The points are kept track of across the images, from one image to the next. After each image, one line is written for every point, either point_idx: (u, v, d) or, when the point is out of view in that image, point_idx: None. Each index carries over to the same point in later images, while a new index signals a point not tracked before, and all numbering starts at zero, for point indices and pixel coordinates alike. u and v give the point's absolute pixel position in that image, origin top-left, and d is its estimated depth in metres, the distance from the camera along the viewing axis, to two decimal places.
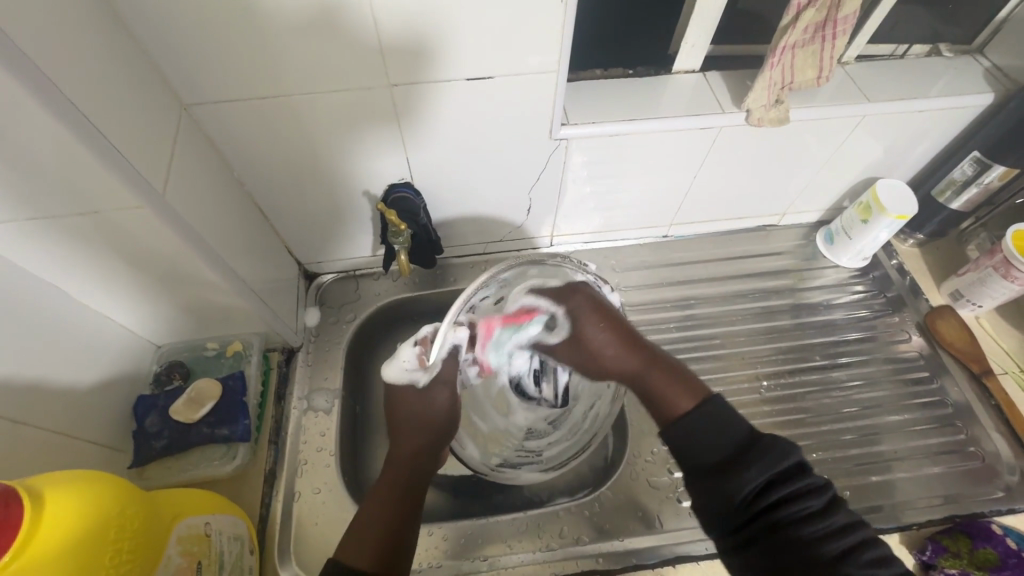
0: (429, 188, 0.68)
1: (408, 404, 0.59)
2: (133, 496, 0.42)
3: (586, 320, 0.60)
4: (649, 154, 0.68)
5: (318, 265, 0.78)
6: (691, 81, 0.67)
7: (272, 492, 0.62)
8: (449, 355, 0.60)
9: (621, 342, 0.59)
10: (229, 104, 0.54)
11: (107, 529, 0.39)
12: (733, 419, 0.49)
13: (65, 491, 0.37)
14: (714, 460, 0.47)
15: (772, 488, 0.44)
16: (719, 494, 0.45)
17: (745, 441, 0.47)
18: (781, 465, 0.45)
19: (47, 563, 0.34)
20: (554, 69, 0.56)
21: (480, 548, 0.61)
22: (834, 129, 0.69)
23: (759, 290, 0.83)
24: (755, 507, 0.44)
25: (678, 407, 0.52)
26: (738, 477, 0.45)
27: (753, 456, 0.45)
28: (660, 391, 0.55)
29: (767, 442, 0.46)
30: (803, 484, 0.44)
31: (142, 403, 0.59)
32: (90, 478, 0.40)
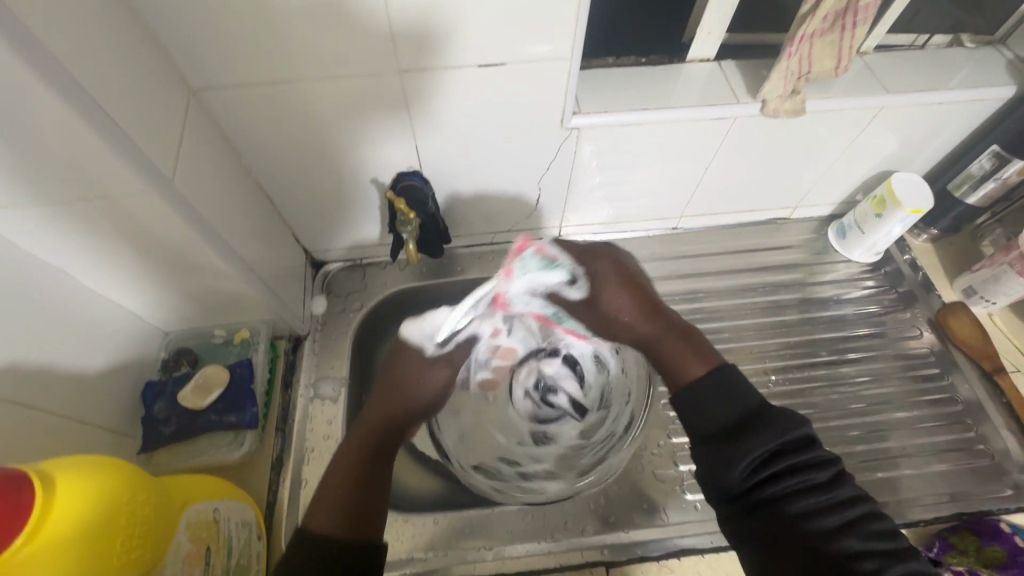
0: (438, 177, 0.68)
1: (408, 367, 0.63)
2: (144, 482, 0.42)
3: (607, 285, 0.59)
4: (660, 144, 0.67)
5: (325, 253, 0.78)
6: (706, 70, 0.66)
7: (278, 479, 0.63)
8: (461, 339, 0.67)
9: (644, 309, 0.59)
10: (238, 89, 0.53)
11: (118, 514, 0.39)
12: (746, 391, 0.48)
13: (77, 477, 0.37)
14: (726, 424, 0.47)
15: (783, 456, 0.44)
16: (723, 460, 0.45)
17: (755, 410, 0.47)
18: (791, 436, 0.45)
19: (56, 549, 0.35)
20: (567, 57, 0.55)
21: (485, 538, 0.61)
22: (850, 120, 0.67)
23: (768, 284, 0.82)
24: (765, 474, 0.44)
25: (691, 373, 0.52)
26: (751, 444, 0.44)
27: (763, 424, 0.45)
28: (675, 359, 0.54)
29: (779, 412, 0.46)
30: (810, 455, 0.45)
31: (151, 389, 0.59)
32: (102, 463, 0.40)
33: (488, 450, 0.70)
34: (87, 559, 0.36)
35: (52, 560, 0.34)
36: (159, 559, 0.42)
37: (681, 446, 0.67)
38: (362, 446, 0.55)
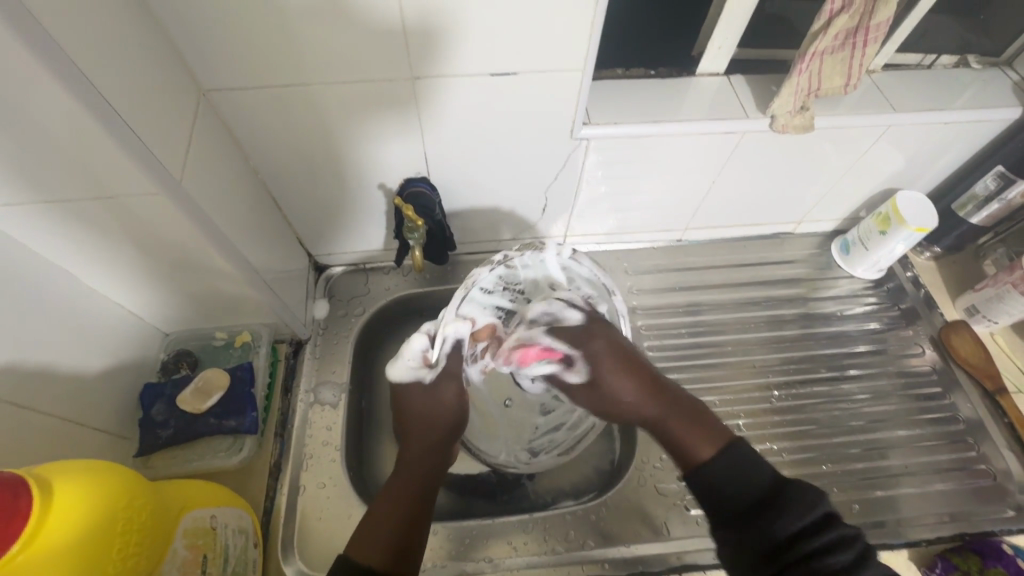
0: (445, 184, 0.67)
1: (416, 402, 0.62)
2: (142, 489, 0.42)
3: (603, 366, 0.59)
4: (669, 156, 0.67)
5: (328, 257, 0.77)
6: (715, 84, 0.66)
7: (276, 485, 0.62)
8: (452, 350, 0.63)
9: (647, 386, 0.58)
10: (248, 91, 0.53)
11: (117, 521, 0.38)
12: (758, 468, 0.49)
13: (75, 483, 0.36)
14: (743, 504, 0.47)
15: (805, 535, 0.43)
16: (750, 542, 0.45)
17: (772, 487, 0.47)
18: (812, 514, 0.44)
19: (53, 556, 0.34)
20: (579, 67, 0.55)
21: (486, 549, 0.60)
22: (857, 138, 0.68)
23: (771, 298, 0.82)
24: (785, 555, 0.43)
25: (698, 455, 0.52)
26: (768, 522, 0.45)
27: (783, 503, 0.45)
28: (682, 437, 0.54)
29: (796, 489, 0.46)
30: (835, 535, 0.43)
31: (149, 391, 0.59)
32: (101, 469, 0.39)
33: (522, 435, 0.69)
34: (83, 567, 0.35)
35: (47, 568, 0.33)
36: (155, 569, 0.41)
37: None
38: (407, 492, 0.55)
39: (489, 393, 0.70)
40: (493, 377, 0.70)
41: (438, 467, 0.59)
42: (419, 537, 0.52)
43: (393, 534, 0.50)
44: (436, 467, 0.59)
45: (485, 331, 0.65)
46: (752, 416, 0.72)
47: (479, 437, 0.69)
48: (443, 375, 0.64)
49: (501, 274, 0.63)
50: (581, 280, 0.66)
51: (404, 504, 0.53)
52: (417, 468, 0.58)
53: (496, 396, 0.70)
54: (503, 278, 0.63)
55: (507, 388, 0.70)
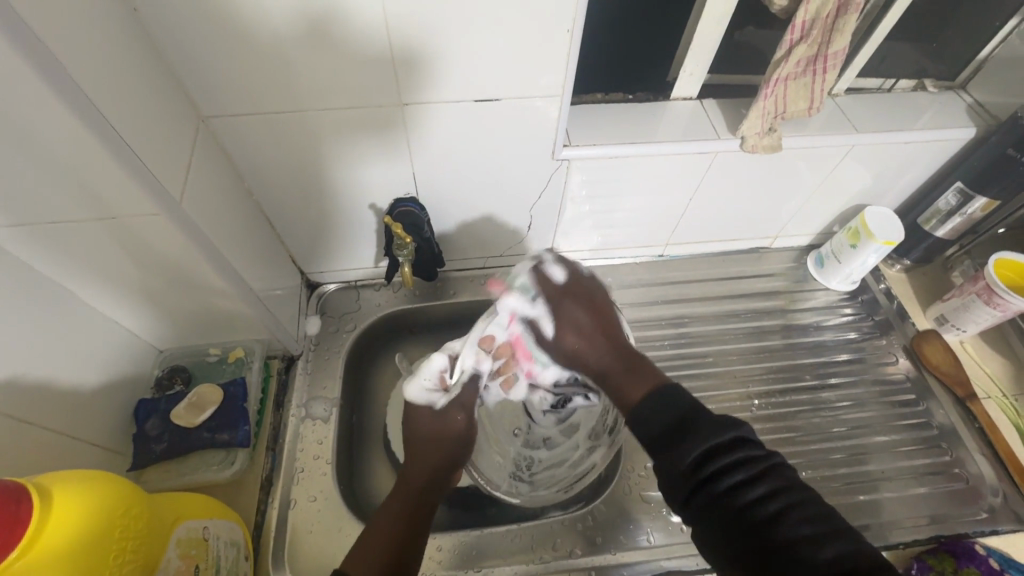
0: (433, 203, 0.70)
1: (422, 427, 0.64)
2: (135, 524, 0.42)
3: (562, 323, 0.64)
4: (646, 175, 0.70)
5: (320, 275, 0.80)
6: (689, 108, 0.70)
7: (267, 499, 0.63)
8: (468, 380, 0.67)
9: (599, 342, 0.61)
10: (245, 117, 0.55)
11: (104, 555, 0.38)
12: (680, 399, 0.49)
13: (73, 492, 0.38)
14: (661, 432, 0.48)
15: (716, 456, 0.44)
16: (670, 464, 0.45)
17: (689, 416, 0.47)
18: (721, 436, 0.44)
19: (37, 572, 0.34)
20: (558, 94, 0.58)
21: (473, 559, 0.61)
22: (825, 157, 0.72)
23: (751, 310, 0.85)
24: (699, 477, 0.44)
25: (629, 399, 0.54)
26: (681, 448, 0.45)
27: (694, 429, 0.46)
28: (620, 384, 0.56)
29: (712, 416, 0.46)
30: (745, 454, 0.43)
31: (143, 407, 0.59)
32: (100, 478, 0.41)
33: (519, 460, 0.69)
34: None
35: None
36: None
37: None
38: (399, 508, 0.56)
39: (500, 418, 0.71)
40: (505, 404, 0.71)
41: (436, 487, 0.60)
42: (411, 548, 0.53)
43: (387, 551, 0.51)
44: (432, 487, 0.60)
45: (502, 348, 0.69)
46: None
47: (484, 462, 0.69)
48: (453, 404, 0.66)
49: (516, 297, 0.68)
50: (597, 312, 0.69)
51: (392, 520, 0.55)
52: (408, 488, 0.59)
53: (507, 426, 0.71)
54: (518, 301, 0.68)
55: (519, 418, 0.71)
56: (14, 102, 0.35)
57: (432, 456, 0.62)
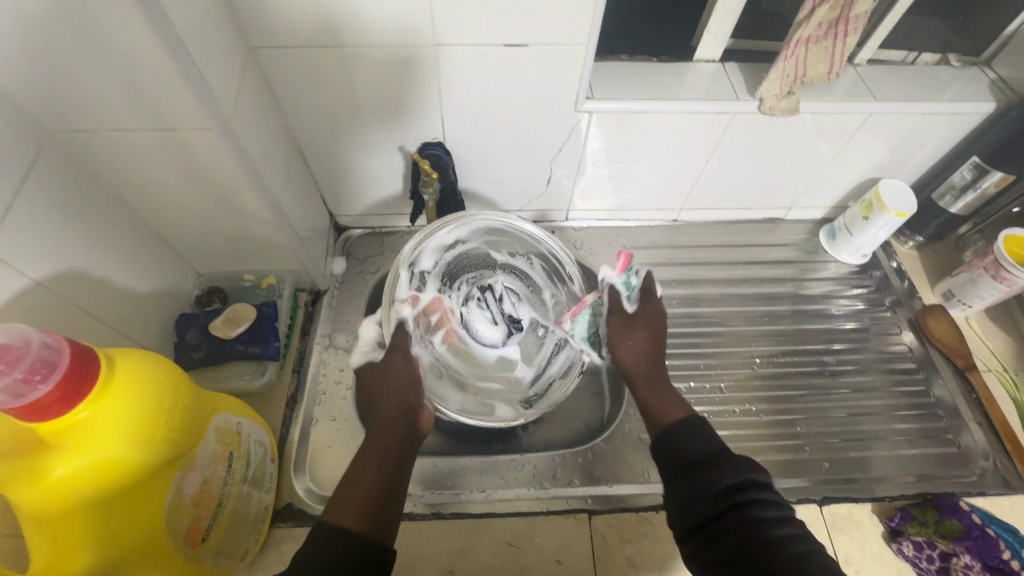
0: (459, 151, 0.73)
1: (371, 376, 0.62)
2: (185, 397, 0.45)
3: (627, 330, 0.65)
4: (666, 133, 0.72)
5: (347, 218, 0.84)
6: (711, 70, 0.72)
7: (292, 414, 0.68)
8: (398, 329, 0.65)
9: (654, 356, 0.63)
10: (288, 50, 0.58)
11: (158, 416, 0.42)
12: (711, 440, 0.51)
13: (136, 366, 0.42)
14: (692, 459, 0.50)
15: (743, 490, 0.46)
16: (693, 494, 0.47)
17: (718, 450, 0.50)
18: (749, 474, 0.47)
19: (100, 425, 0.39)
20: (584, 44, 0.59)
21: (479, 481, 0.65)
22: (843, 125, 0.73)
23: (760, 277, 0.87)
24: (722, 504, 0.46)
25: (659, 420, 0.56)
26: (708, 477, 0.47)
27: (724, 462, 0.48)
28: (656, 401, 0.58)
29: (740, 456, 0.48)
30: (766, 496, 0.46)
31: (184, 319, 0.65)
32: (160, 359, 0.44)
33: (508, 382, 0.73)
34: (124, 443, 0.39)
35: (93, 435, 0.38)
36: (197, 453, 0.47)
37: None
38: (376, 463, 0.52)
39: (461, 364, 0.72)
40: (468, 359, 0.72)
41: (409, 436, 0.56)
42: (394, 504, 0.50)
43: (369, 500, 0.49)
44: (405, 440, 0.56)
45: (432, 304, 0.71)
46: (734, 381, 0.77)
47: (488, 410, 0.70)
48: (391, 350, 0.63)
49: (415, 257, 0.70)
50: (473, 238, 0.75)
51: (376, 477, 0.51)
52: (381, 444, 0.54)
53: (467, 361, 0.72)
54: (411, 263, 0.70)
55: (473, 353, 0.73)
56: (93, 6, 0.39)
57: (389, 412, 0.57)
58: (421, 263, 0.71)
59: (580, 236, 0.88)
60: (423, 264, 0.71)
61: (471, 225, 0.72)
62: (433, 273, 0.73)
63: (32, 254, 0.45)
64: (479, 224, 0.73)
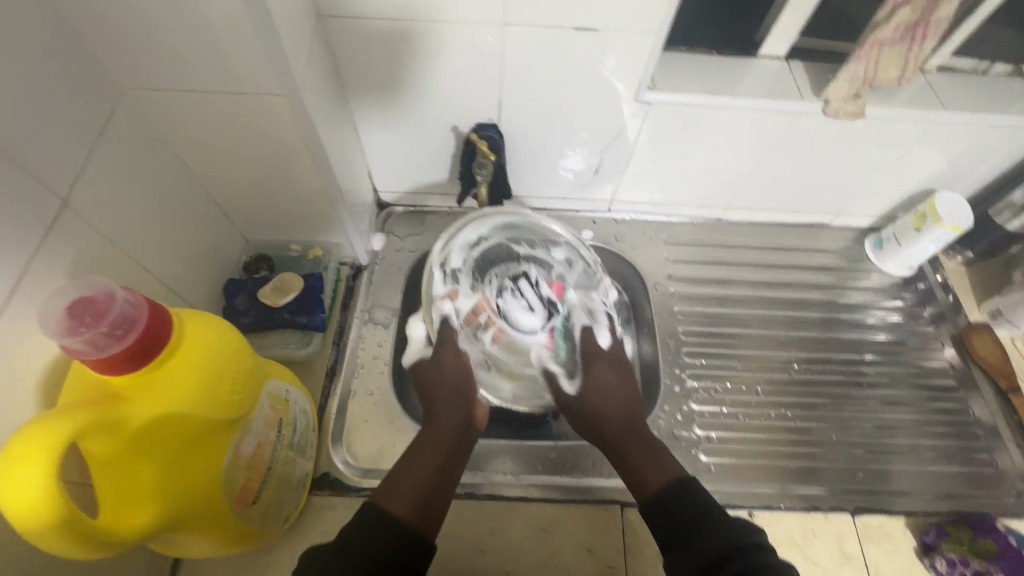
0: (512, 134, 0.72)
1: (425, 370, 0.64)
2: (245, 363, 0.45)
3: (595, 379, 0.65)
4: (724, 129, 0.71)
5: (390, 194, 0.83)
6: (774, 67, 0.70)
7: (330, 386, 0.69)
8: (446, 323, 0.65)
9: (621, 408, 0.63)
10: (355, 20, 0.57)
11: (217, 378, 0.42)
12: (699, 500, 0.50)
13: (202, 331, 0.42)
14: (681, 527, 0.49)
15: (738, 555, 0.44)
16: (686, 563, 0.46)
17: (705, 514, 0.49)
18: (739, 539, 0.46)
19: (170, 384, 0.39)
20: (654, 31, 0.58)
21: (512, 466, 0.66)
22: (907, 132, 0.71)
23: (801, 283, 0.86)
24: (716, 574, 0.44)
25: (647, 488, 0.54)
26: (698, 542, 0.47)
27: (712, 526, 0.47)
28: (638, 468, 0.56)
29: (730, 519, 0.48)
30: (765, 561, 0.44)
31: (233, 284, 0.65)
32: (223, 324, 0.45)
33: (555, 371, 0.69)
34: (185, 402, 0.39)
35: (165, 393, 0.39)
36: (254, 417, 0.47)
37: (699, 412, 0.74)
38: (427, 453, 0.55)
39: (513, 359, 0.68)
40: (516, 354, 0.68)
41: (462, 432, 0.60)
42: (440, 492, 0.53)
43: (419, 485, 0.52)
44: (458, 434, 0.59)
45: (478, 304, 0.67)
46: (769, 385, 0.77)
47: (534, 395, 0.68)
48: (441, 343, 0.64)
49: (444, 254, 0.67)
50: (497, 232, 0.71)
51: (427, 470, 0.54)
52: (437, 437, 0.58)
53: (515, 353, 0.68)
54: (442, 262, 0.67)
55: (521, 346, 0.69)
56: None
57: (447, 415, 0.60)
58: (453, 261, 0.68)
59: (621, 228, 0.87)
60: (454, 262, 0.68)
61: (490, 221, 0.71)
62: (465, 271, 0.68)
63: (99, 206, 0.46)
64: (499, 219, 0.71)
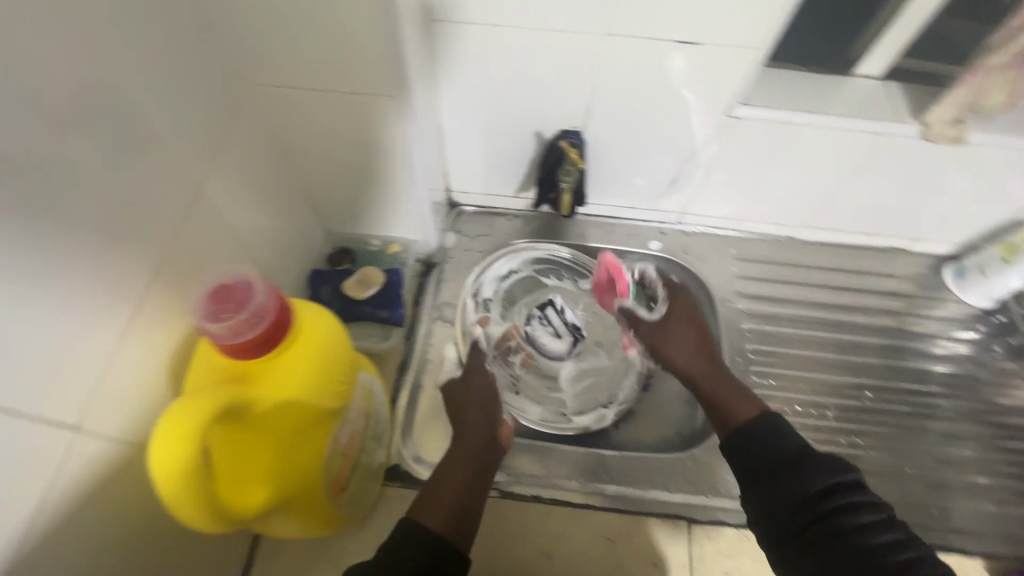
0: (595, 142, 0.72)
1: (453, 390, 0.66)
2: (348, 354, 0.47)
3: (673, 325, 0.66)
4: (811, 148, 0.70)
5: (462, 194, 0.84)
6: (868, 87, 0.69)
7: (402, 379, 0.70)
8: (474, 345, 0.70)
9: (699, 349, 0.64)
10: (461, 25, 0.58)
11: (328, 366, 0.43)
12: (789, 437, 0.51)
13: (314, 322, 0.44)
14: (771, 464, 0.50)
15: (829, 495, 0.47)
16: (778, 504, 0.48)
17: (795, 452, 0.50)
18: (832, 479, 0.47)
19: (292, 370, 0.41)
20: (758, 46, 0.58)
21: (580, 475, 0.66)
22: (1005, 161, 0.69)
23: (874, 307, 0.84)
24: (806, 513, 0.47)
25: (735, 419, 0.56)
26: (791, 482, 0.48)
27: (805, 467, 0.48)
28: (723, 401, 0.58)
29: (819, 457, 0.49)
30: (857, 500, 0.46)
31: (319, 275, 0.68)
32: (331, 316, 0.46)
33: (580, 395, 0.72)
34: (303, 390, 0.41)
35: (287, 378, 0.40)
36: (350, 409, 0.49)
37: None
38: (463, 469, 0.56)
39: (537, 383, 0.73)
40: (540, 378, 0.73)
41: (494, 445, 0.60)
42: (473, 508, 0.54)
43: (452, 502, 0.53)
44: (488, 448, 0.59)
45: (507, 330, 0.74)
46: (837, 410, 0.76)
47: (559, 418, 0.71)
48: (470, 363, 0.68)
49: (476, 286, 0.77)
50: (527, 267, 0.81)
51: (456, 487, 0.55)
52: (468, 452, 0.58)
53: (541, 376, 0.73)
54: (474, 292, 0.76)
55: (546, 368, 0.73)
56: None
57: (474, 432, 0.60)
58: (484, 292, 0.77)
59: (690, 241, 0.86)
60: (485, 292, 0.77)
61: (521, 257, 0.80)
62: (495, 300, 0.77)
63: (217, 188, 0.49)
64: (529, 255, 0.81)
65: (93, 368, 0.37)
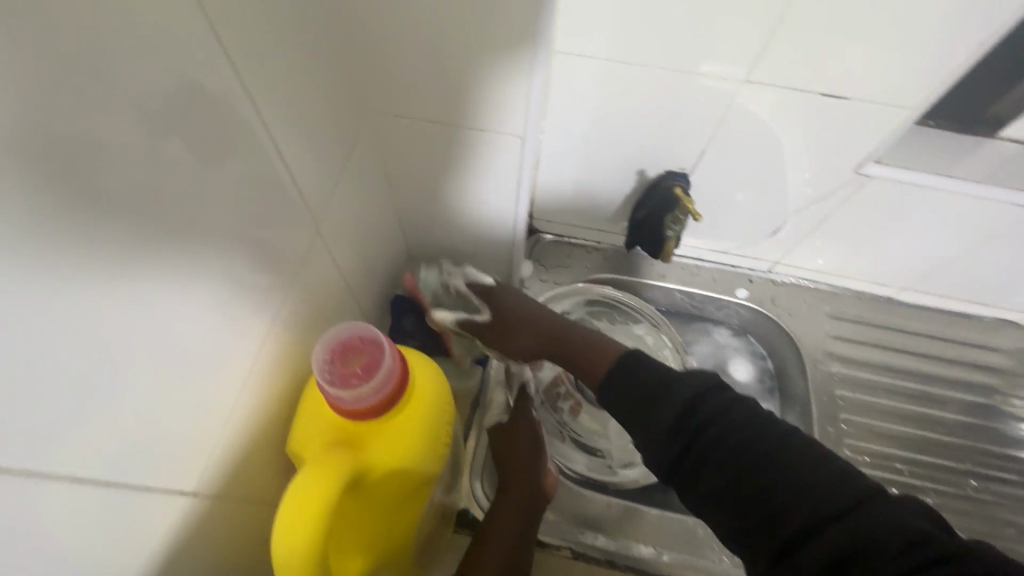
0: (700, 185, 0.68)
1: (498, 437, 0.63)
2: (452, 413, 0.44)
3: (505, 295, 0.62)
4: (940, 213, 0.64)
5: (544, 222, 0.80)
6: (1014, 152, 0.63)
7: (475, 416, 0.68)
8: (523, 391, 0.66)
9: (532, 318, 0.60)
10: (587, 60, 0.55)
11: (440, 428, 0.41)
12: (651, 366, 0.48)
13: (429, 379, 0.42)
14: (638, 395, 0.46)
15: (676, 415, 0.43)
16: (649, 432, 0.44)
17: (655, 379, 0.46)
18: (688, 396, 0.43)
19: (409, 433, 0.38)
20: (910, 107, 0.53)
21: (650, 538, 0.63)
22: None
23: (979, 384, 0.78)
24: (677, 441, 0.42)
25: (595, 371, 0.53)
26: (659, 409, 0.44)
27: (667, 394, 0.44)
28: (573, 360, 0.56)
29: (676, 376, 0.45)
30: (690, 409, 0.43)
31: (400, 304, 0.65)
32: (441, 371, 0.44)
33: (628, 445, 0.68)
34: (420, 456, 0.38)
35: (403, 442, 0.38)
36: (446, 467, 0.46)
37: None
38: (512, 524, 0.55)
39: (584, 430, 0.69)
40: (586, 426, 0.69)
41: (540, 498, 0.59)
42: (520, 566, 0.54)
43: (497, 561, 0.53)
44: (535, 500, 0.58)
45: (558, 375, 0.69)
46: (936, 497, 0.71)
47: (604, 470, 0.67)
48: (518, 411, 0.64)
49: None
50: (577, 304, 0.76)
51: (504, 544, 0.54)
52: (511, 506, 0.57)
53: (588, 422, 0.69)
54: None
55: (594, 415, 0.69)
56: None
57: (516, 483, 0.58)
58: None
59: (779, 292, 0.81)
60: None
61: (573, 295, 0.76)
62: None
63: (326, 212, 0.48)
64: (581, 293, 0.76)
65: (214, 396, 0.37)
